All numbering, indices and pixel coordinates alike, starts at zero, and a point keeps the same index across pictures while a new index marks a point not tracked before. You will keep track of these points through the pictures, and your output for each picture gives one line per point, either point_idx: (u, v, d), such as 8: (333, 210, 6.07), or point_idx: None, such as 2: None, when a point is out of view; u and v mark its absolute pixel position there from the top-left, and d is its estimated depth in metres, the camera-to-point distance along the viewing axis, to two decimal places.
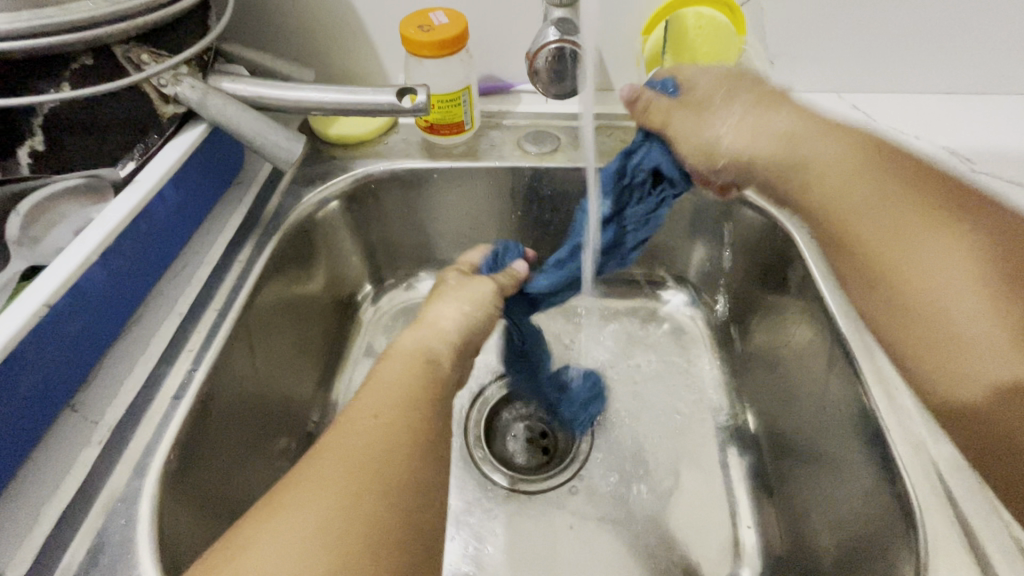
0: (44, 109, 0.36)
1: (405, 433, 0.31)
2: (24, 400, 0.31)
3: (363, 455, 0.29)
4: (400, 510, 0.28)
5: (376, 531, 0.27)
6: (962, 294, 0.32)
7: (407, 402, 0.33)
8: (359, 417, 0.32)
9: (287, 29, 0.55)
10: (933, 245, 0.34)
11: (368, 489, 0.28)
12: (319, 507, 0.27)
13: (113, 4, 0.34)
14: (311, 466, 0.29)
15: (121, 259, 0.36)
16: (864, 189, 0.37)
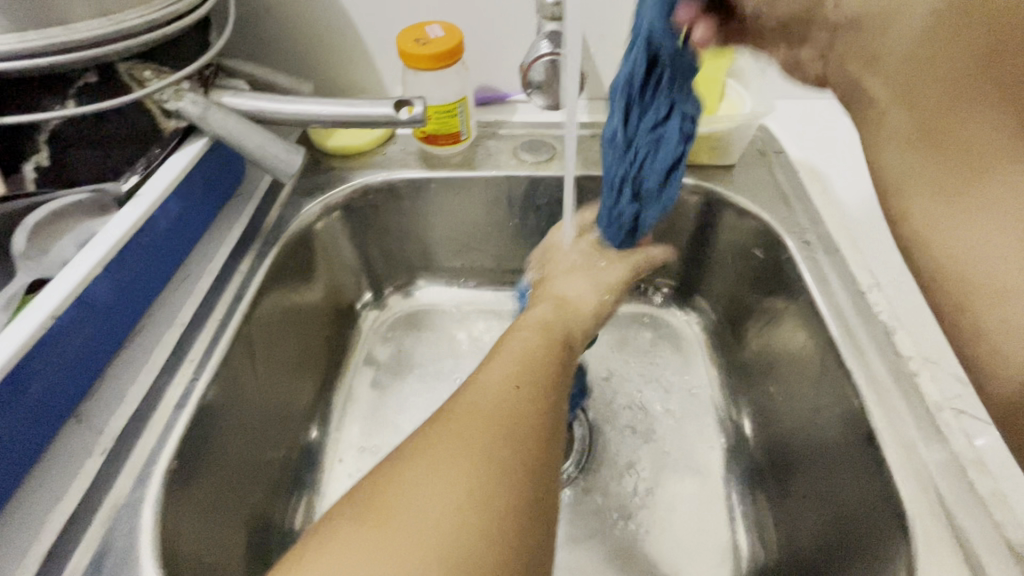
0: (49, 127, 0.37)
1: (549, 405, 0.31)
2: (30, 409, 0.31)
3: (518, 423, 0.29)
4: (546, 476, 0.28)
5: (529, 493, 0.27)
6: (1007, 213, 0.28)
7: (543, 378, 0.32)
8: (500, 381, 0.31)
9: (287, 43, 0.56)
10: (1013, 153, 0.28)
11: (517, 448, 0.28)
12: (474, 461, 0.27)
13: (116, 23, 0.35)
14: (466, 417, 0.29)
15: (125, 270, 0.37)
16: (953, 80, 0.30)
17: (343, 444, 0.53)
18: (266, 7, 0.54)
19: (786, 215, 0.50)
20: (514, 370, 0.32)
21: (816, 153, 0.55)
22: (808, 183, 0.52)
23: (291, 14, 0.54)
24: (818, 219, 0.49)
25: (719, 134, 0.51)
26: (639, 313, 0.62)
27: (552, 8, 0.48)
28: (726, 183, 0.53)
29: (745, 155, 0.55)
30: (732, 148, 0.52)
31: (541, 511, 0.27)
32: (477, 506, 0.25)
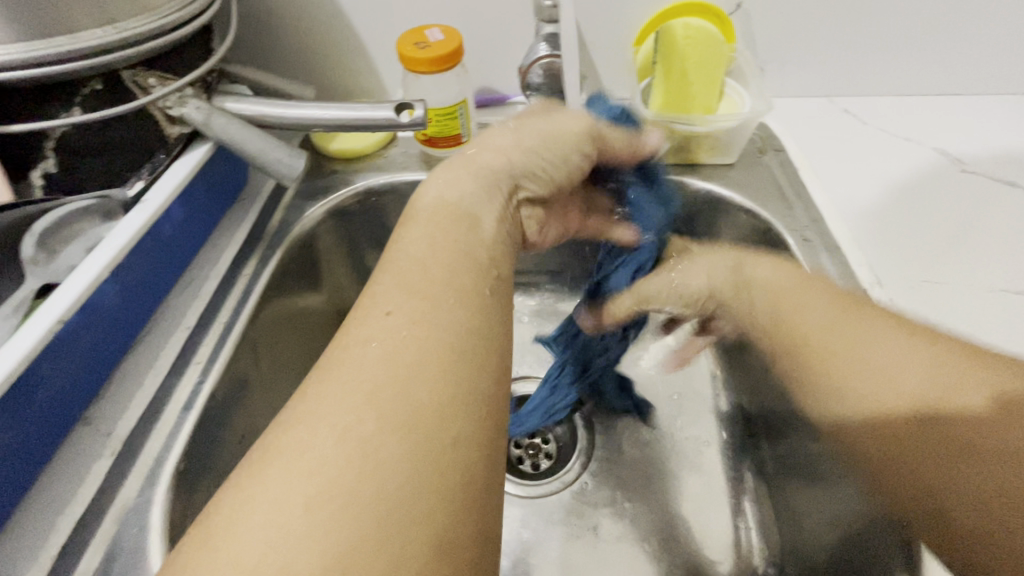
0: (55, 134, 0.37)
1: (436, 325, 0.28)
2: (39, 413, 0.32)
3: (396, 364, 0.26)
4: (437, 405, 0.25)
5: (411, 436, 0.24)
6: (887, 370, 0.35)
7: (431, 293, 0.30)
8: (370, 315, 0.29)
9: (289, 49, 0.57)
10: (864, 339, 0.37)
11: (395, 388, 0.25)
12: (338, 420, 0.24)
13: (121, 31, 0.36)
14: (335, 375, 0.26)
15: (131, 275, 0.38)
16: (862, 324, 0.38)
17: None
18: (267, 12, 0.54)
19: (786, 214, 0.50)
20: (394, 296, 0.30)
21: (815, 150, 0.56)
22: (808, 180, 0.52)
23: (292, 19, 0.55)
24: (819, 217, 0.49)
25: (719, 133, 0.51)
26: None
27: (550, 11, 0.48)
28: (726, 182, 0.53)
29: (745, 154, 0.55)
30: (733, 145, 0.53)
31: (432, 449, 0.24)
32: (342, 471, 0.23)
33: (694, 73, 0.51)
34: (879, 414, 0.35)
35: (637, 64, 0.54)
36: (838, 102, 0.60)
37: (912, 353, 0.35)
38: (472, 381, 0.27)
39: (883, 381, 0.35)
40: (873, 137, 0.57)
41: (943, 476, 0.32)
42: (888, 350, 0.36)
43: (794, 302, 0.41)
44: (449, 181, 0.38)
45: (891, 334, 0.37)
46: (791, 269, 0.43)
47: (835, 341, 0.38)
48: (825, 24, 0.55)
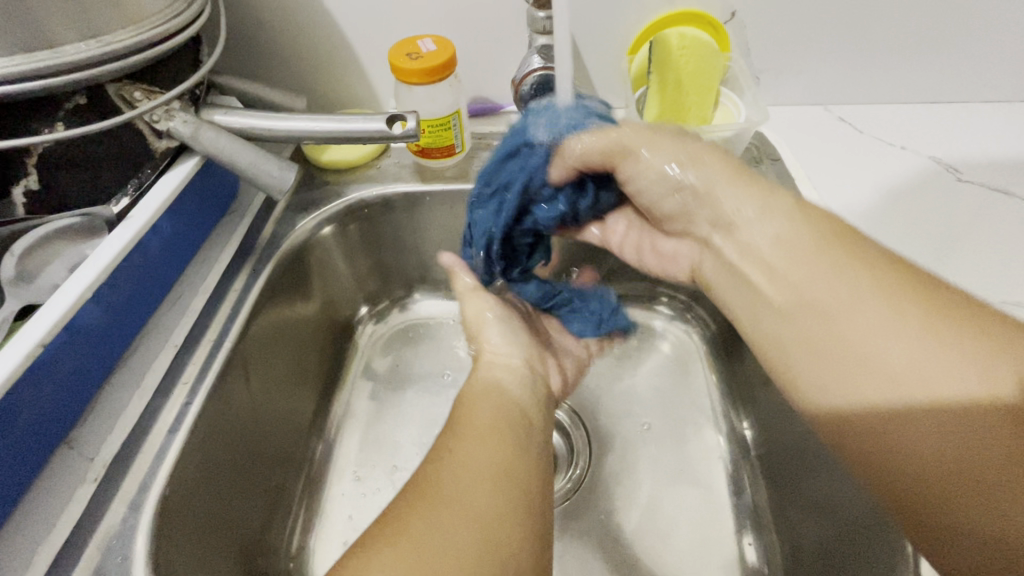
0: (38, 150, 0.36)
1: (509, 462, 0.34)
2: (19, 439, 0.31)
3: (485, 491, 0.32)
4: (510, 519, 0.31)
5: (500, 542, 0.30)
6: (895, 360, 0.29)
7: (506, 439, 0.36)
8: (467, 451, 0.34)
9: (279, 59, 0.56)
10: (906, 321, 0.30)
11: (483, 517, 0.30)
12: (438, 537, 0.29)
13: (105, 45, 0.35)
14: (428, 501, 0.31)
15: (116, 294, 0.37)
16: (880, 276, 0.31)
17: (342, 460, 0.53)
18: (257, 22, 0.54)
19: None
20: (479, 437, 0.36)
21: (811, 160, 0.55)
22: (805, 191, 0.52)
23: (282, 29, 0.54)
24: None
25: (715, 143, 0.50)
26: (636, 324, 0.61)
27: (543, 22, 0.47)
28: None
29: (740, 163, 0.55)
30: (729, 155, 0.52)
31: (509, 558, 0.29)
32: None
33: (689, 84, 0.50)
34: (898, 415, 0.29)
35: (632, 73, 0.53)
36: (833, 111, 0.60)
37: (873, 335, 0.30)
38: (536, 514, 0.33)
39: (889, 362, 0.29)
40: (868, 146, 0.56)
41: (932, 450, 0.28)
42: (879, 336, 0.30)
43: (808, 292, 0.33)
44: (496, 363, 0.45)
45: (908, 317, 0.30)
46: (810, 230, 0.34)
47: (826, 310, 0.32)
48: (820, 33, 0.54)
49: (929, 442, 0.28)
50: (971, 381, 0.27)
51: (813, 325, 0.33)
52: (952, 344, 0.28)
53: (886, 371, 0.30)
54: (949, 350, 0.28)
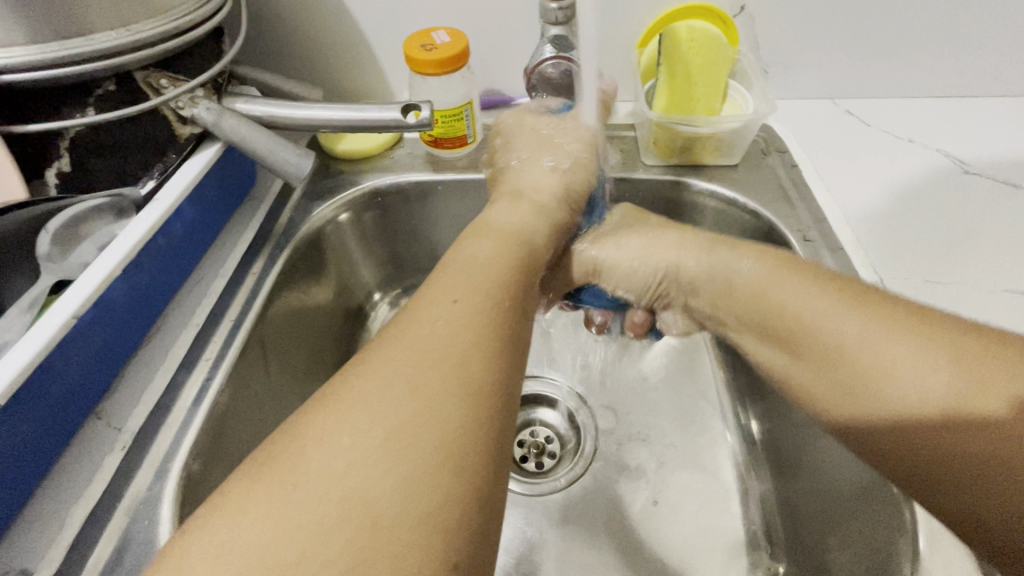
0: (70, 133, 0.38)
1: (485, 313, 0.30)
2: (53, 405, 0.32)
3: (463, 334, 0.29)
4: (462, 384, 0.26)
5: (473, 399, 0.26)
6: (880, 364, 0.30)
7: (490, 292, 0.32)
8: (435, 303, 0.31)
9: (298, 52, 0.58)
10: (826, 316, 0.33)
11: (450, 358, 0.27)
12: (400, 376, 0.26)
13: (134, 34, 0.36)
14: (389, 345, 0.28)
15: (142, 272, 0.38)
16: (778, 275, 0.37)
17: None
18: (275, 14, 0.55)
19: (789, 214, 0.51)
20: (453, 288, 0.32)
21: (818, 151, 0.56)
22: (812, 181, 0.53)
23: (300, 22, 0.55)
24: (821, 217, 0.50)
25: (722, 134, 0.51)
26: None
27: (555, 13, 0.48)
28: (729, 183, 0.54)
29: (748, 155, 0.56)
30: (736, 146, 0.53)
31: (483, 402, 0.26)
32: (408, 414, 0.25)
33: (698, 76, 0.51)
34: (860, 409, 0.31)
35: (642, 66, 0.55)
36: (841, 104, 0.61)
37: (894, 366, 0.30)
38: (510, 355, 0.30)
39: (862, 379, 0.31)
40: (876, 139, 0.57)
41: (912, 435, 0.29)
42: (884, 340, 0.31)
43: (783, 302, 0.36)
44: (510, 210, 0.42)
45: (860, 323, 0.32)
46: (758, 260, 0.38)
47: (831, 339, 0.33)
48: (828, 27, 0.55)
49: (883, 425, 0.30)
50: (893, 345, 0.30)
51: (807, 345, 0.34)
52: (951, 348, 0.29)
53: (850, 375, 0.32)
54: (935, 349, 0.29)
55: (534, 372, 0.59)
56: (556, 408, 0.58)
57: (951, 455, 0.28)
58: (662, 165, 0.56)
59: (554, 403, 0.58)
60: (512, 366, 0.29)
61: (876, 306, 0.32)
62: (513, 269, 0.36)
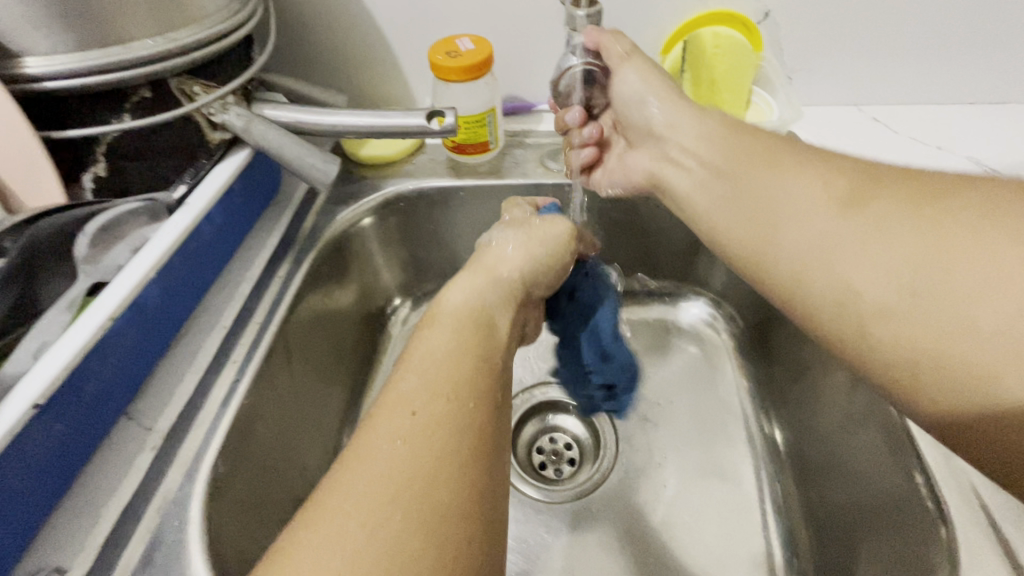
0: (106, 139, 0.39)
1: (452, 422, 0.28)
2: (89, 404, 0.33)
3: (428, 457, 0.27)
4: (432, 517, 0.25)
5: (443, 535, 0.24)
6: (843, 241, 0.34)
7: (453, 391, 0.30)
8: (390, 419, 0.28)
9: (324, 59, 0.59)
10: (793, 184, 0.37)
11: (414, 491, 0.25)
12: (364, 520, 0.24)
13: (171, 41, 0.37)
14: (349, 473, 0.26)
15: (173, 275, 0.39)
16: (760, 148, 0.40)
17: None
18: (301, 22, 0.56)
19: None
20: (409, 395, 0.29)
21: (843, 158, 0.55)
22: None
23: (326, 30, 0.56)
24: None
25: None
26: (659, 324, 0.62)
27: (581, 20, 0.46)
28: None
29: None
30: None
31: (455, 530, 0.25)
32: (374, 567, 0.23)
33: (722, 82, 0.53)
34: (806, 296, 0.36)
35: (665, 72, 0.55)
36: (866, 111, 0.60)
37: (856, 232, 0.34)
38: (488, 467, 0.28)
39: (817, 250, 0.35)
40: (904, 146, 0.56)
41: (853, 299, 0.33)
42: (794, 193, 0.37)
43: (746, 173, 0.39)
44: (466, 291, 0.38)
45: (824, 210, 0.35)
46: (715, 124, 0.42)
47: (805, 227, 0.36)
48: (854, 32, 0.54)
49: (835, 307, 0.34)
50: (888, 211, 0.33)
51: (819, 238, 0.35)
52: (877, 201, 0.34)
53: (807, 255, 0.35)
54: (881, 222, 0.33)
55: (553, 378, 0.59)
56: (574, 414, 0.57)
57: (957, 342, 0.30)
58: None
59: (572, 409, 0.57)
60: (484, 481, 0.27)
61: (825, 164, 0.37)
62: (480, 358, 0.33)
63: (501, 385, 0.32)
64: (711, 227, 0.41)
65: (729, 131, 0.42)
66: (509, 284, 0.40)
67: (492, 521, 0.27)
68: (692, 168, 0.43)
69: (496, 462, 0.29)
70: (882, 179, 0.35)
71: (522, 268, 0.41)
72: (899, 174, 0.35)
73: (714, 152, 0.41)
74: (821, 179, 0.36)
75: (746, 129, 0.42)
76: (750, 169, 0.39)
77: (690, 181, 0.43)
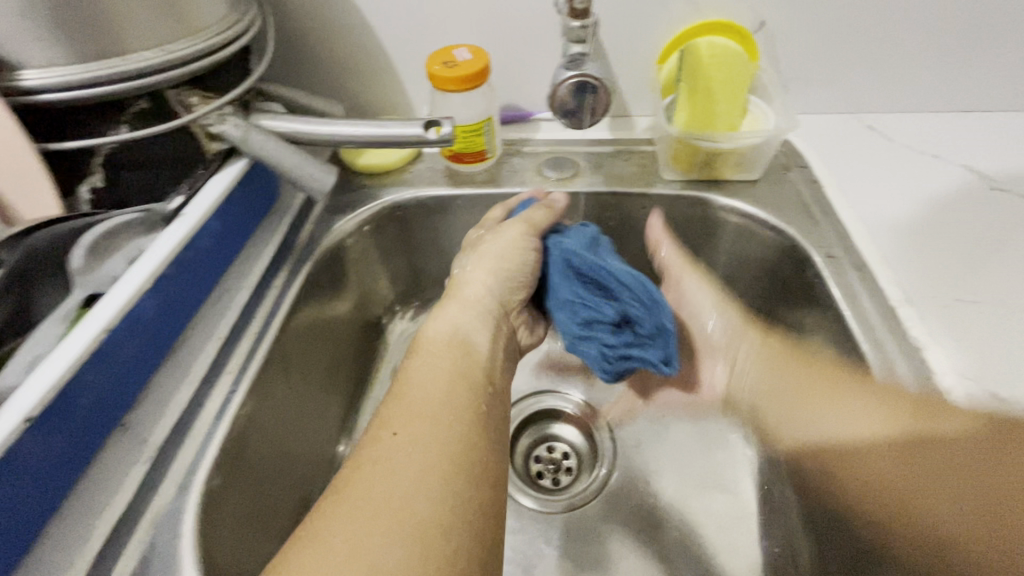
0: (103, 151, 0.39)
1: (442, 439, 0.31)
2: (83, 418, 0.33)
3: (407, 469, 0.29)
4: (422, 526, 0.27)
5: (433, 539, 0.27)
6: (874, 477, 0.39)
7: (440, 410, 0.33)
8: (371, 440, 0.31)
9: (322, 69, 0.59)
10: (844, 391, 0.42)
11: (404, 495, 0.28)
12: (358, 529, 0.27)
13: (170, 54, 0.38)
14: (343, 488, 0.29)
15: (170, 286, 0.39)
16: (812, 375, 0.45)
17: None
18: (299, 32, 0.56)
19: (811, 230, 0.50)
20: (401, 416, 0.32)
21: (840, 167, 0.55)
22: (834, 198, 0.52)
23: (324, 40, 0.57)
24: (844, 234, 0.49)
25: (743, 149, 0.51)
26: None
27: (577, 31, 0.47)
28: (750, 199, 0.53)
29: (769, 170, 0.56)
30: (757, 162, 0.53)
31: (445, 537, 0.27)
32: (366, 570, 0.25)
33: (719, 91, 0.51)
34: (830, 455, 0.42)
35: (661, 82, 0.55)
36: (863, 119, 0.60)
37: (873, 461, 0.39)
38: (476, 477, 0.30)
39: (841, 445, 0.41)
40: (898, 155, 0.56)
41: (871, 495, 0.38)
42: (851, 429, 0.41)
43: (794, 387, 0.46)
44: (449, 321, 0.41)
45: (861, 408, 0.40)
46: (765, 352, 0.49)
47: (838, 435, 0.42)
48: (849, 42, 0.55)
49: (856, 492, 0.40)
50: (936, 463, 0.35)
51: (860, 447, 0.40)
52: (918, 454, 0.36)
53: (829, 440, 0.43)
54: (884, 455, 0.38)
55: (551, 387, 0.59)
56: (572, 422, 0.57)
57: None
58: (682, 181, 0.55)
59: (570, 419, 0.57)
60: (472, 491, 0.30)
61: (875, 391, 0.40)
62: (465, 380, 0.36)
63: (487, 403, 0.35)
64: (766, 416, 0.49)
65: (778, 359, 0.48)
66: (485, 310, 0.43)
67: (483, 525, 0.29)
68: (722, 318, 0.52)
69: (486, 472, 0.31)
70: (926, 411, 0.37)
71: (495, 292, 0.44)
72: (948, 407, 0.36)
73: (758, 384, 0.50)
74: (868, 405, 0.40)
75: (815, 364, 0.45)
76: (789, 381, 0.47)
77: (738, 378, 0.52)
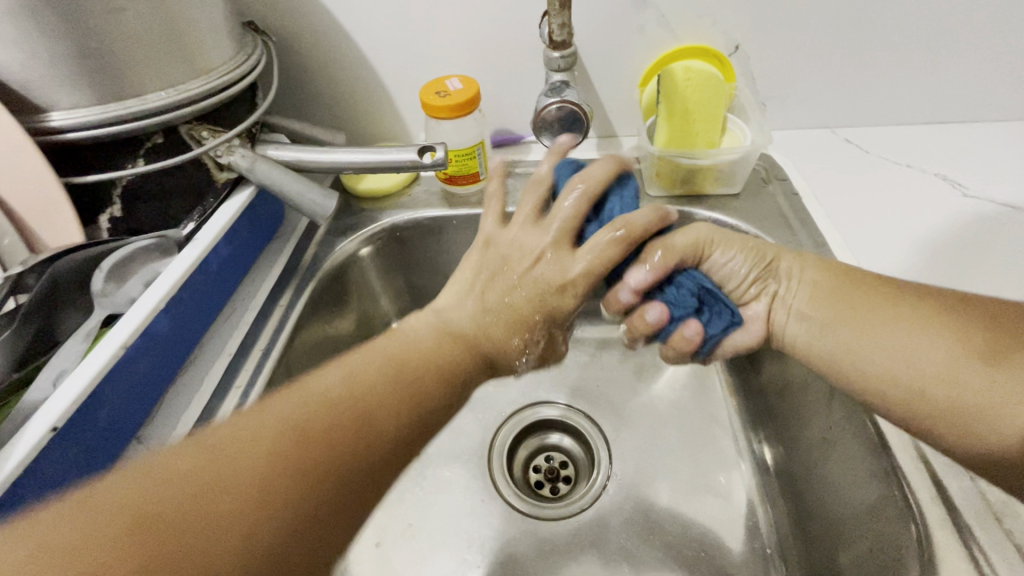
0: (122, 183, 0.42)
1: (380, 411, 0.32)
2: (101, 430, 0.35)
3: (338, 424, 0.30)
4: (308, 487, 0.28)
5: (304, 501, 0.28)
6: (952, 383, 0.34)
7: (396, 389, 0.34)
8: (342, 384, 0.32)
9: (325, 101, 0.63)
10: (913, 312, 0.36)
11: (314, 449, 0.29)
12: (262, 451, 0.28)
13: (181, 93, 0.41)
14: (279, 406, 0.30)
15: (182, 306, 0.42)
16: (876, 296, 0.38)
17: None
18: (303, 68, 0.60)
19: (790, 239, 0.52)
20: (364, 372, 0.34)
21: (818, 179, 0.58)
22: (812, 209, 0.55)
23: (327, 75, 0.60)
24: (822, 242, 0.51)
25: (722, 164, 0.54)
26: None
27: (556, 62, 0.51)
28: (731, 211, 0.56)
29: (750, 184, 0.58)
30: (737, 176, 0.55)
31: (319, 504, 0.28)
32: (247, 491, 0.26)
33: (696, 112, 0.54)
34: (892, 371, 0.36)
35: (643, 103, 0.58)
36: (840, 133, 0.63)
37: (953, 367, 0.34)
38: (376, 467, 0.31)
39: (925, 363, 0.35)
40: (875, 166, 0.59)
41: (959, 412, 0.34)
42: (936, 346, 0.35)
43: (844, 302, 0.39)
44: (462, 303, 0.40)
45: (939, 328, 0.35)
46: (819, 273, 0.41)
47: (910, 347, 0.36)
48: (822, 62, 0.58)
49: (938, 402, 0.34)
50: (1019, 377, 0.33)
51: (932, 350, 0.35)
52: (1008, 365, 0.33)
53: (917, 367, 0.35)
54: (969, 368, 0.34)
55: (548, 397, 0.60)
56: (567, 432, 0.59)
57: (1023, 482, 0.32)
58: (667, 195, 0.58)
59: (566, 428, 0.59)
60: (365, 479, 0.30)
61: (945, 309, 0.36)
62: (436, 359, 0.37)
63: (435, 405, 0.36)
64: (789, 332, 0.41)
65: (831, 281, 0.40)
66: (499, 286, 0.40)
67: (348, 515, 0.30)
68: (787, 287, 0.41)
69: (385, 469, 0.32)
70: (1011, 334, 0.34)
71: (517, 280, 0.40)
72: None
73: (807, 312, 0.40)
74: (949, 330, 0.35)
75: (850, 279, 0.40)
76: (840, 300, 0.39)
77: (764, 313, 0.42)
